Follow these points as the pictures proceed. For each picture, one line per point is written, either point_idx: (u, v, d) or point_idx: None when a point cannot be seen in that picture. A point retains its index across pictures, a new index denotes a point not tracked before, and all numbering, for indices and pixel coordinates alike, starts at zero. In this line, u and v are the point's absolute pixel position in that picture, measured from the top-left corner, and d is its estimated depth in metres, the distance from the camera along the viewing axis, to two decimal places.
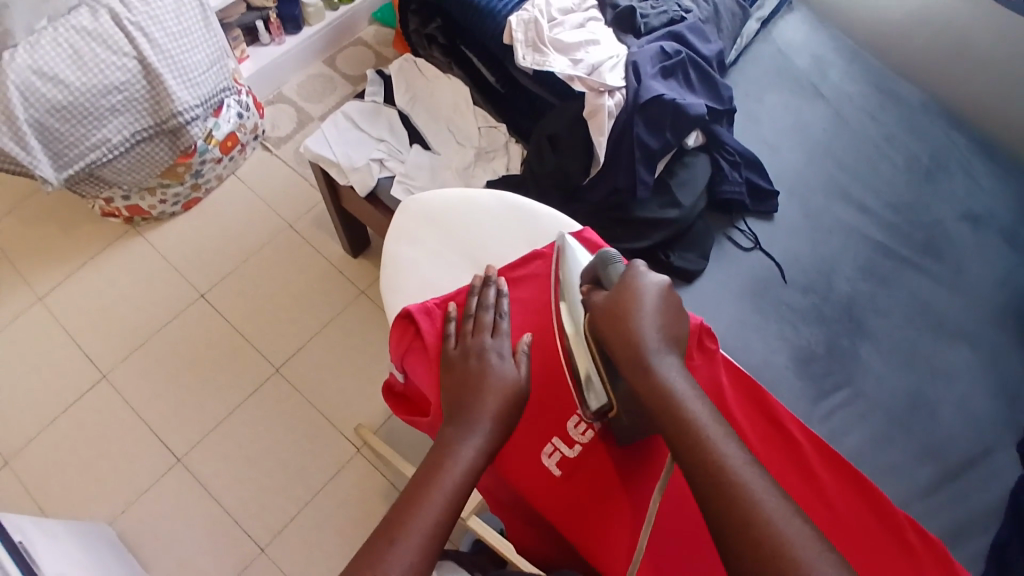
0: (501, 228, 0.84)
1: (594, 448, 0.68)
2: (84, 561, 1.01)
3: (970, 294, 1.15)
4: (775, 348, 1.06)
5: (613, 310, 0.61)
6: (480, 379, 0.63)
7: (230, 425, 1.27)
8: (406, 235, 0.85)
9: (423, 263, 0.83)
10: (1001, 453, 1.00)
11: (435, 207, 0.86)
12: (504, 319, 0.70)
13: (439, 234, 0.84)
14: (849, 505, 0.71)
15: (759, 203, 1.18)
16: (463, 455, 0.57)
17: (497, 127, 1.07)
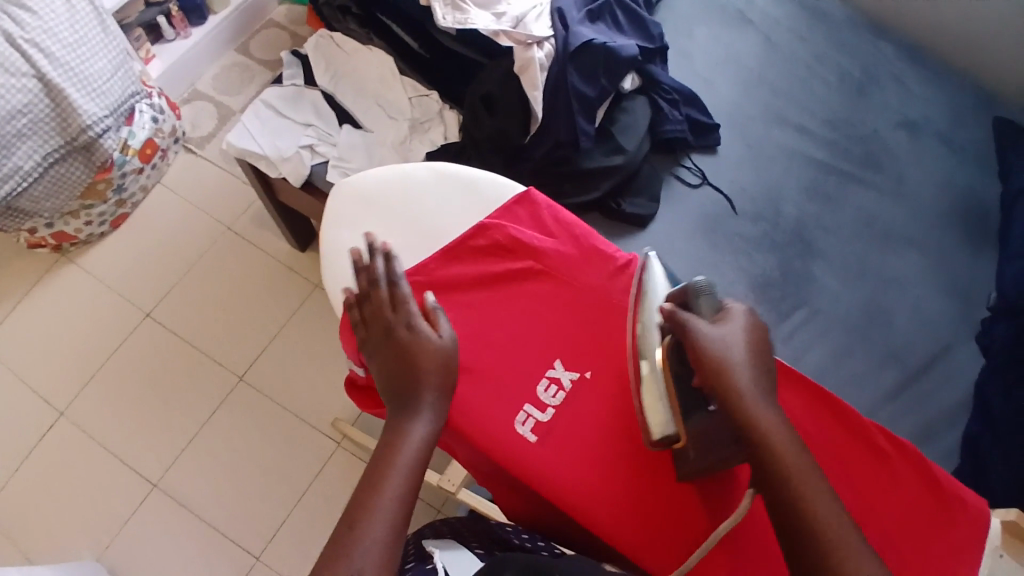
0: (440, 201, 0.81)
1: (567, 408, 0.67)
2: None
3: (913, 201, 1.18)
4: (733, 280, 1.07)
5: (715, 345, 0.54)
6: (402, 359, 0.62)
7: (202, 441, 1.23)
8: (343, 221, 0.81)
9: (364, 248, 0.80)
10: (954, 349, 1.06)
11: (369, 188, 0.82)
12: (401, 284, 0.66)
13: (377, 215, 0.81)
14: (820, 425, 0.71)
15: (701, 138, 1.16)
16: (416, 432, 0.58)
17: (429, 95, 1.03)
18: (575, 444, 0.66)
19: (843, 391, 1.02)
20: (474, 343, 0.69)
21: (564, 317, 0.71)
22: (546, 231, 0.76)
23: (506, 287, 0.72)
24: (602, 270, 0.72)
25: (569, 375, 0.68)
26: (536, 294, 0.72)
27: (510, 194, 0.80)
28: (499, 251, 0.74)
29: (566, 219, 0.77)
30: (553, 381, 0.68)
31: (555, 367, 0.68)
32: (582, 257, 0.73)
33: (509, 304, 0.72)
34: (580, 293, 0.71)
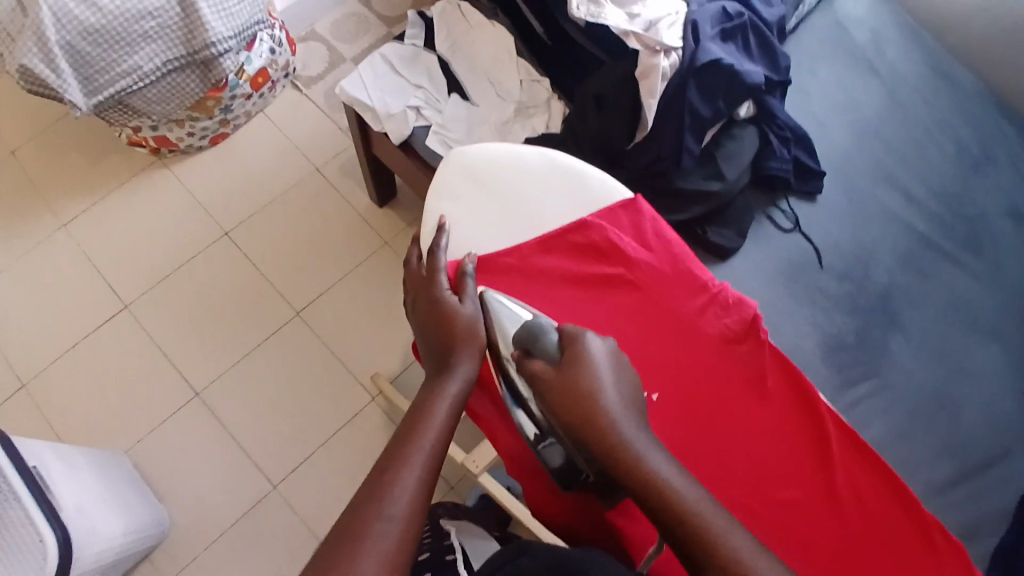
0: (545, 191, 0.81)
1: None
2: (100, 491, 1.05)
3: (1009, 294, 1.12)
4: (804, 333, 1.03)
5: (561, 384, 0.58)
6: (440, 330, 0.67)
7: (248, 365, 1.28)
8: (450, 191, 0.81)
9: (466, 224, 0.79)
10: (1020, 457, 1.00)
11: (480, 163, 0.82)
12: (440, 257, 0.74)
13: (483, 193, 0.81)
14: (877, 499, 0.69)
15: (804, 182, 1.11)
16: (452, 388, 0.61)
17: (540, 81, 1.02)
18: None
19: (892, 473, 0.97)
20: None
21: (643, 333, 0.74)
22: (644, 244, 0.78)
23: (594, 294, 0.75)
24: (693, 297, 0.75)
25: None
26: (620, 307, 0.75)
27: (616, 199, 0.80)
28: (595, 253, 0.77)
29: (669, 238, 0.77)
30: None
31: None
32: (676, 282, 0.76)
33: (594, 309, 0.75)
34: (664, 316, 0.75)
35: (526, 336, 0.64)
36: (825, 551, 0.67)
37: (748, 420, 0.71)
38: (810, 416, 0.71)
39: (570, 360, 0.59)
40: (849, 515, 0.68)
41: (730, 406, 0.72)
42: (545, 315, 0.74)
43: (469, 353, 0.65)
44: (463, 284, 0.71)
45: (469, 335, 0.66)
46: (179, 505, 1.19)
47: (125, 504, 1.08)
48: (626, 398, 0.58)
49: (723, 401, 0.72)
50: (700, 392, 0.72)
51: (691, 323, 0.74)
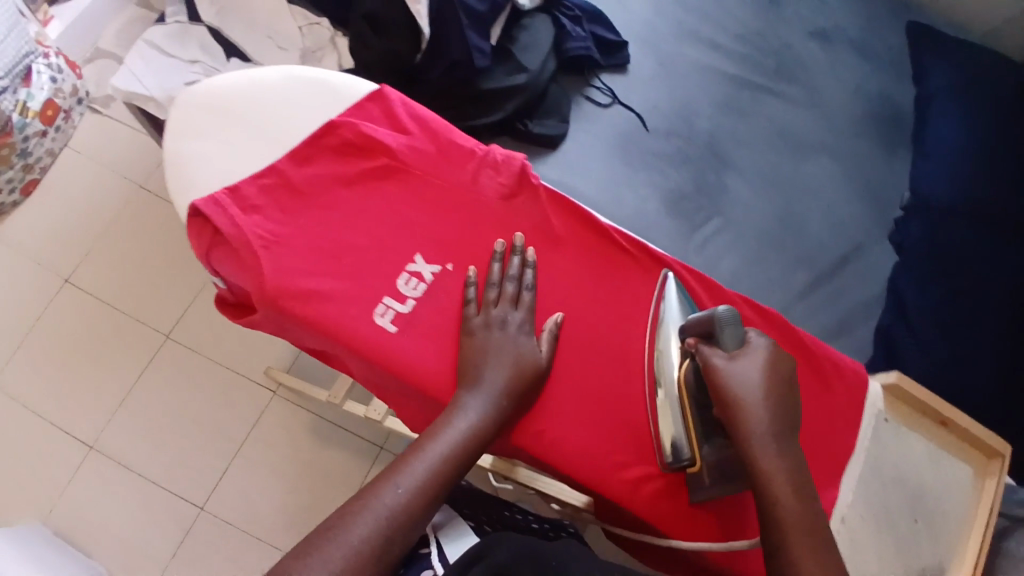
0: (291, 97, 0.59)
1: (433, 304, 0.55)
2: (18, 556, 1.00)
3: (825, 111, 1.19)
4: (645, 197, 1.07)
5: (739, 386, 0.49)
6: (461, 343, 0.54)
7: (135, 401, 1.22)
8: (187, 130, 0.59)
9: (213, 160, 0.57)
10: (863, 250, 1.10)
11: (213, 90, 0.60)
12: (525, 292, 0.55)
13: (227, 120, 0.59)
14: None
15: (610, 57, 1.14)
16: (468, 410, 0.51)
17: (319, 22, 0.99)
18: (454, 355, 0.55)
19: (755, 295, 1.04)
20: (330, 245, 0.54)
21: (429, 211, 0.56)
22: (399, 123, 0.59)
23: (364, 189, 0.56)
24: (467, 156, 0.58)
25: (431, 269, 0.56)
26: (392, 194, 0.56)
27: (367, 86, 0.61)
28: (349, 142, 0.57)
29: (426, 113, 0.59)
30: (415, 275, 0.55)
31: (415, 262, 0.55)
32: (442, 153, 0.58)
33: (368, 206, 0.56)
34: (442, 194, 0.57)
35: (705, 319, 0.53)
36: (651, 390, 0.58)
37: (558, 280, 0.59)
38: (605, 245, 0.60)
39: (753, 368, 0.50)
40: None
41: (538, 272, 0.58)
42: (314, 227, 0.54)
43: (498, 385, 0.52)
44: (524, 272, 0.56)
45: (526, 357, 0.54)
46: (109, 557, 1.15)
47: (52, 566, 1.03)
48: (790, 424, 0.50)
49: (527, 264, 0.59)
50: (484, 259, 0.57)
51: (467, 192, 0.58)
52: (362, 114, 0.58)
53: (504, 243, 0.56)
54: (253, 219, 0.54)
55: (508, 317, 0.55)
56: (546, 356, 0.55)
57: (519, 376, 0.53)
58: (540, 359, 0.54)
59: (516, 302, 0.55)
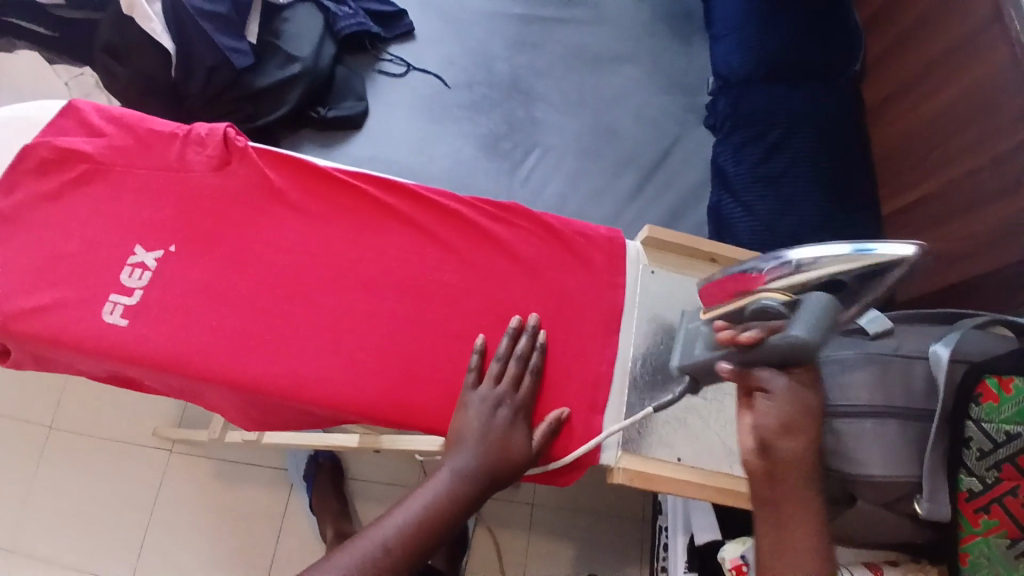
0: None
1: (161, 285, 0.56)
2: None
3: (615, 21, 1.23)
4: (459, 147, 1.09)
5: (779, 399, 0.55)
6: (455, 414, 0.57)
7: (36, 499, 1.19)
8: None
9: None
10: (682, 139, 1.15)
11: None
12: (527, 376, 0.59)
13: None
14: (495, 237, 0.64)
15: (392, 28, 1.15)
16: (446, 475, 0.54)
17: (82, 72, 0.98)
18: (198, 331, 0.56)
19: (589, 207, 1.06)
20: (45, 258, 0.55)
21: (142, 203, 0.58)
22: (94, 128, 0.60)
23: (68, 201, 0.57)
24: (161, 140, 0.60)
25: (154, 256, 0.57)
26: (97, 197, 0.58)
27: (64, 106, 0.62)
28: (43, 162, 0.58)
29: (117, 113, 0.60)
30: (139, 265, 0.56)
31: (135, 254, 0.57)
32: (137, 144, 0.59)
33: (77, 216, 0.57)
34: (144, 182, 0.58)
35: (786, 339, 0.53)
36: (402, 310, 0.60)
37: (282, 232, 0.60)
38: (335, 186, 0.61)
39: (790, 408, 0.54)
40: (411, 260, 0.61)
41: (265, 229, 0.59)
42: (28, 247, 0.56)
43: (479, 455, 0.55)
44: (525, 354, 0.60)
45: (513, 442, 0.56)
46: None
47: None
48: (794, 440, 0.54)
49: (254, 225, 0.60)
50: (202, 232, 0.58)
51: (171, 173, 0.59)
52: (50, 130, 0.59)
53: (513, 324, 0.60)
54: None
55: (505, 397, 0.57)
56: (536, 442, 0.57)
57: (503, 457, 0.55)
58: (528, 447, 0.57)
59: (516, 384, 0.59)
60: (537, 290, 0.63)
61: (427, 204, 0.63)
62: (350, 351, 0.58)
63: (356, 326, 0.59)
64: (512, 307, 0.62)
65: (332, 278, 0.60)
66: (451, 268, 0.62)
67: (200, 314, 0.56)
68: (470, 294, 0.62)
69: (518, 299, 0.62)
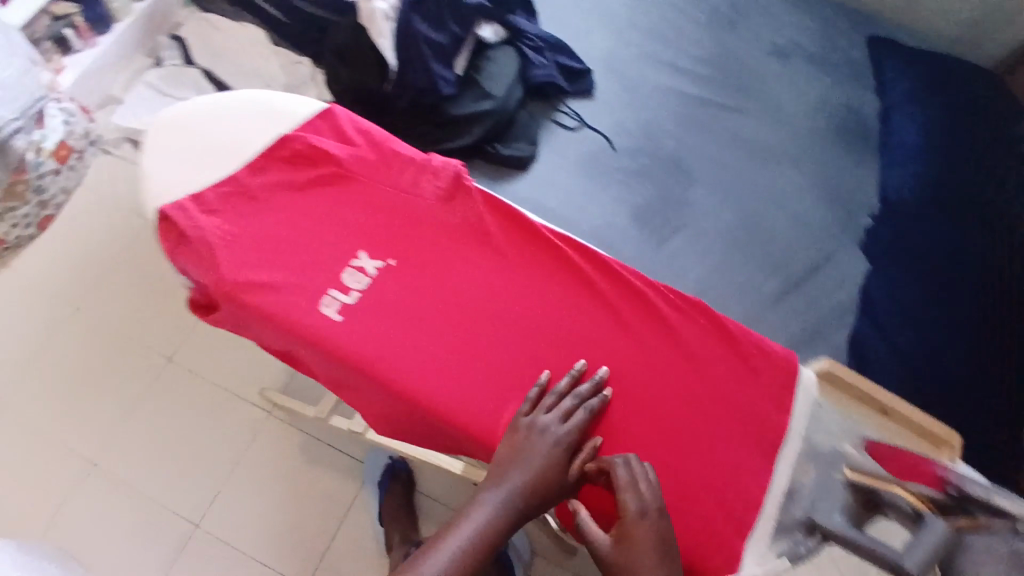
0: (249, 114, 0.66)
1: (372, 292, 0.61)
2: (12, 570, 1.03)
3: (787, 124, 1.24)
4: (613, 211, 1.13)
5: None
6: (505, 438, 0.58)
7: (137, 422, 1.28)
8: (155, 147, 0.65)
9: (176, 170, 0.64)
10: (834, 253, 1.13)
11: (183, 113, 0.66)
12: (576, 411, 0.59)
13: (189, 137, 0.65)
14: (673, 329, 0.65)
15: (575, 84, 1.21)
16: (488, 500, 0.56)
17: (301, 62, 1.05)
18: (392, 342, 0.60)
19: (724, 301, 1.08)
20: (278, 243, 0.61)
21: (372, 214, 0.63)
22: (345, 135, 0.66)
23: (310, 194, 0.63)
24: (404, 164, 0.65)
25: (373, 264, 0.62)
26: (335, 196, 0.63)
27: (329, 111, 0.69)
28: (297, 155, 0.64)
29: (370, 128, 0.66)
30: (358, 269, 0.61)
31: (358, 259, 0.62)
32: (381, 160, 0.65)
33: (313, 210, 0.63)
34: (380, 195, 0.64)
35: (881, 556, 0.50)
36: (573, 373, 0.62)
37: (483, 273, 0.63)
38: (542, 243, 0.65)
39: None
40: (592, 328, 0.64)
41: (471, 266, 0.63)
42: (265, 226, 0.61)
43: (518, 484, 0.56)
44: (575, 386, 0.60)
45: (551, 471, 0.57)
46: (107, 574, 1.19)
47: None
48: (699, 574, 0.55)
49: (457, 258, 0.63)
50: (416, 254, 0.63)
51: (403, 194, 0.64)
52: (308, 126, 0.65)
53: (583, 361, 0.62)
54: (211, 221, 0.61)
55: (551, 429, 0.58)
56: (573, 473, 0.58)
57: (539, 486, 0.56)
58: (563, 477, 0.58)
59: (566, 417, 0.59)
60: (703, 390, 0.63)
61: (619, 278, 0.65)
62: (517, 399, 0.61)
63: (527, 376, 0.61)
64: (676, 399, 0.63)
65: (516, 326, 0.62)
66: (626, 347, 0.64)
67: (398, 328, 0.60)
68: (637, 377, 0.63)
69: (684, 393, 0.63)
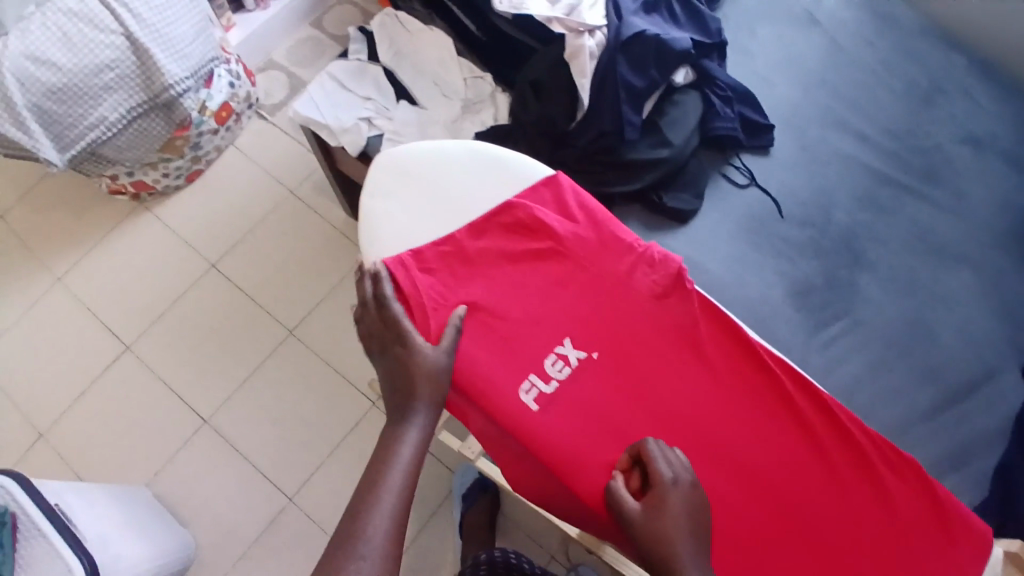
0: (469, 173, 0.83)
1: (573, 375, 0.72)
2: (121, 518, 1.08)
3: (975, 220, 1.13)
4: (771, 283, 1.06)
5: None
6: (391, 368, 0.69)
7: (248, 387, 1.33)
8: (384, 190, 0.82)
9: (402, 214, 0.81)
10: (1007, 375, 1.03)
11: (410, 160, 0.84)
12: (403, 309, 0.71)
13: (415, 185, 0.82)
14: (849, 459, 0.69)
15: (753, 137, 1.15)
16: (407, 433, 0.66)
17: (483, 77, 1.05)
18: (583, 417, 0.71)
19: (874, 403, 1.01)
20: (498, 316, 0.74)
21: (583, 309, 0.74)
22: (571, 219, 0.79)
23: (527, 276, 0.76)
24: (619, 258, 0.76)
25: (576, 352, 0.73)
26: (549, 282, 0.76)
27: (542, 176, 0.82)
28: (521, 231, 0.78)
29: (597, 215, 0.78)
30: (561, 357, 0.73)
31: (563, 345, 0.73)
32: (602, 252, 0.76)
33: (533, 292, 0.75)
34: (593, 284, 0.75)
35: None
36: (745, 484, 0.69)
37: (679, 374, 0.72)
38: (733, 349, 0.72)
39: None
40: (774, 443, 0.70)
41: (670, 364, 0.72)
42: (486, 297, 0.75)
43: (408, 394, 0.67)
44: (387, 289, 0.73)
45: (419, 361, 0.69)
46: (199, 527, 1.24)
47: (145, 529, 1.11)
48: (698, 511, 0.61)
49: (654, 353, 0.73)
50: (618, 350, 0.73)
51: (617, 287, 0.75)
52: (535, 203, 0.79)
53: (382, 266, 0.75)
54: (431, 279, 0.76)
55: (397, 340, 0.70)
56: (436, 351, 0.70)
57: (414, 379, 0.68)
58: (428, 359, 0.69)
59: (394, 321, 0.71)
60: (870, 524, 0.67)
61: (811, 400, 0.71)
62: None
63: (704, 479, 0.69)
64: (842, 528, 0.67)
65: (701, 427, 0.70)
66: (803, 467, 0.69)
67: (591, 407, 0.71)
68: (806, 497, 0.68)
69: (850, 523, 0.67)
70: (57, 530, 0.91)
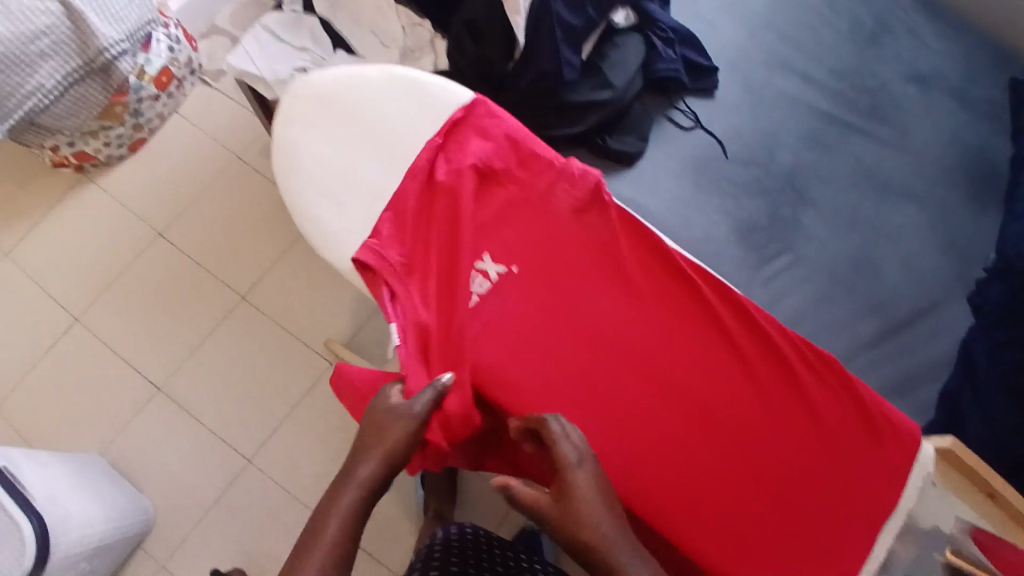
0: (380, 99, 0.88)
1: (499, 289, 0.79)
2: (73, 481, 1.07)
3: (917, 155, 1.14)
4: (715, 222, 1.08)
5: None
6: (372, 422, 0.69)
7: (204, 354, 1.31)
8: (297, 120, 0.88)
9: (315, 141, 0.87)
10: (946, 305, 1.06)
11: (321, 90, 0.89)
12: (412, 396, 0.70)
13: (327, 114, 0.88)
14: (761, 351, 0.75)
15: (697, 81, 1.15)
16: (360, 471, 0.66)
17: (422, 24, 1.03)
18: (512, 326, 0.78)
19: (817, 334, 1.04)
20: (429, 239, 0.83)
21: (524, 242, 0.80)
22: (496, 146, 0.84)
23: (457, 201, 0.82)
24: (540, 180, 0.82)
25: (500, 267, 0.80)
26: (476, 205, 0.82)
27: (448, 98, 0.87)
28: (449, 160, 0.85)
29: (520, 140, 0.84)
30: (485, 273, 0.80)
31: (487, 260, 0.80)
32: (524, 174, 0.83)
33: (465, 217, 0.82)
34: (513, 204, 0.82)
35: None
36: (664, 378, 0.75)
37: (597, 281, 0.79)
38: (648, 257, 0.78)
39: None
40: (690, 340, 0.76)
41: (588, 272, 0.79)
42: (416, 222, 0.83)
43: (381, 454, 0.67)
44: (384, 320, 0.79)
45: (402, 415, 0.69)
46: (160, 495, 1.24)
47: (102, 495, 1.10)
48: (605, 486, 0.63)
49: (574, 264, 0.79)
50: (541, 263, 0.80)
51: (538, 204, 0.82)
52: (460, 134, 0.85)
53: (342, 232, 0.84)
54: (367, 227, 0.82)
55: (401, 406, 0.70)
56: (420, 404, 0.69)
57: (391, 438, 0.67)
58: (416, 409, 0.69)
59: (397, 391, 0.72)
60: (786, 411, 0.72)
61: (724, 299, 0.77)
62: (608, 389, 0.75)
63: (623, 377, 0.75)
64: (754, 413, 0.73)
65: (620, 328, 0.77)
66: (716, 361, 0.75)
67: (518, 317, 0.78)
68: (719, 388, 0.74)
69: (762, 408, 0.73)
70: (23, 511, 0.93)
